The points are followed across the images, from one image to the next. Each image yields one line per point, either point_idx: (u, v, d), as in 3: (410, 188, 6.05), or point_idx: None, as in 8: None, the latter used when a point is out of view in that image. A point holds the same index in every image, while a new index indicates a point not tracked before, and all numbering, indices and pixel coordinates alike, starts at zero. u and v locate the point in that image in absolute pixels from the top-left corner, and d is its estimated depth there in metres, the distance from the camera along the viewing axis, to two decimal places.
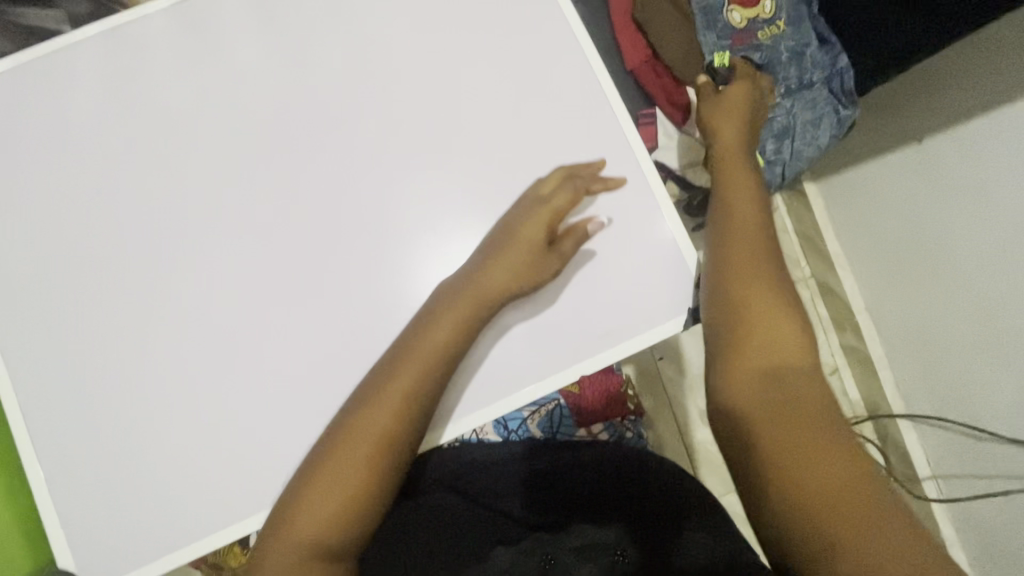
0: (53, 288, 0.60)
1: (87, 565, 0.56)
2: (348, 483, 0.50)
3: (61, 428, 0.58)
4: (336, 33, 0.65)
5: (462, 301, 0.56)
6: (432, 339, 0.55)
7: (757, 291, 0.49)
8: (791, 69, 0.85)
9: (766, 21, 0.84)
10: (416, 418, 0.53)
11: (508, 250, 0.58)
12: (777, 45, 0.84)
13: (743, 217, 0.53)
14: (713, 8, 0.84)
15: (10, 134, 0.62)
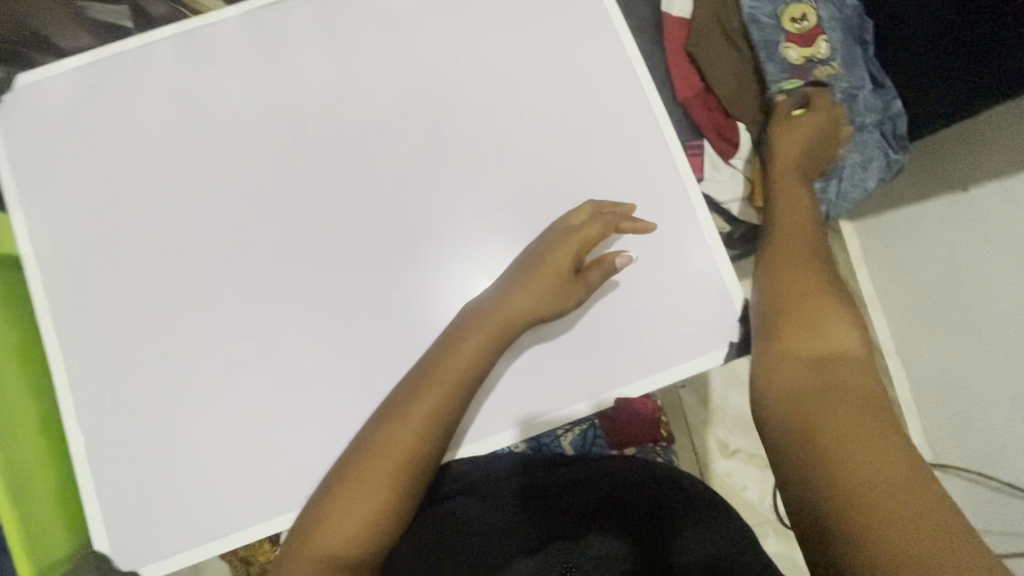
0: (108, 278, 0.62)
1: (122, 550, 0.57)
2: (375, 490, 0.52)
3: (106, 416, 0.59)
4: (398, 49, 0.67)
5: (486, 320, 0.57)
6: (454, 360, 0.56)
7: (819, 302, 0.49)
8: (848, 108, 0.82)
9: (823, 59, 0.83)
10: (442, 430, 0.55)
11: (537, 274, 0.58)
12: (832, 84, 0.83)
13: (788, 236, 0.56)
14: (769, 44, 0.83)
15: (78, 127, 0.64)
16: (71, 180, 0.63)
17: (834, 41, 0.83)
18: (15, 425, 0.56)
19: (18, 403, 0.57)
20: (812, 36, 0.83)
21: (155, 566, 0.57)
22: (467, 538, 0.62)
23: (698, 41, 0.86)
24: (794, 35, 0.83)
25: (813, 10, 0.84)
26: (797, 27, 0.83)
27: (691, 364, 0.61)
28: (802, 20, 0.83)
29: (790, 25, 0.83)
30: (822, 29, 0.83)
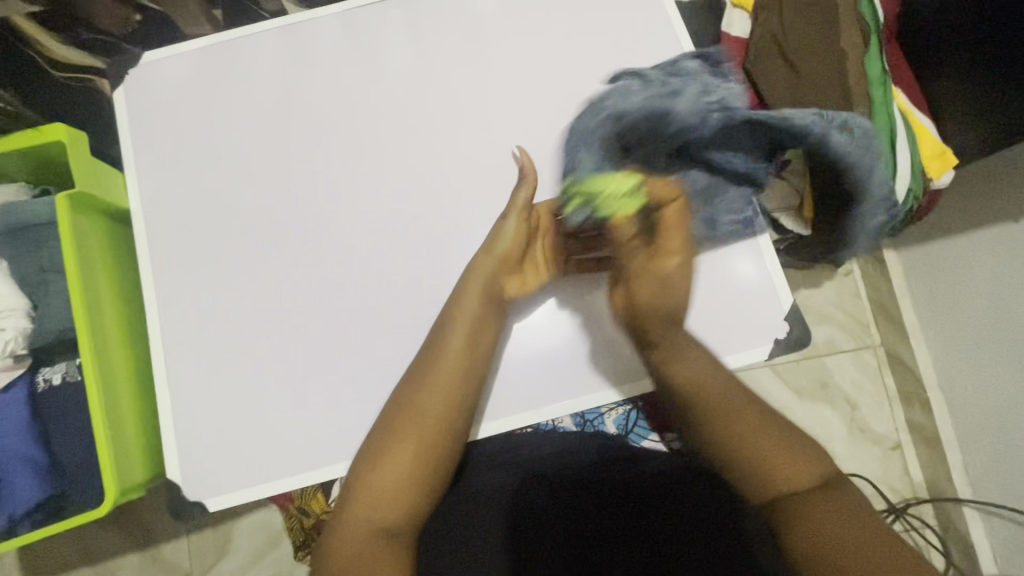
0: (198, 234, 0.68)
1: (194, 481, 0.62)
2: (402, 472, 0.55)
3: (187, 360, 0.64)
4: (476, 49, 0.73)
5: (475, 286, 0.62)
6: (460, 331, 0.60)
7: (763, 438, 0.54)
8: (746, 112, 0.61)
9: (687, 78, 0.62)
10: (463, 402, 0.59)
11: (501, 232, 0.64)
12: (712, 94, 0.59)
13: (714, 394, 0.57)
14: (617, 95, 0.61)
15: (187, 99, 0.71)
16: (174, 145, 0.70)
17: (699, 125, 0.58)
18: (112, 358, 0.61)
19: (115, 339, 0.63)
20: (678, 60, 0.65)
21: (220, 500, 0.61)
22: (481, 515, 0.61)
23: (755, 59, 0.80)
24: (601, 112, 0.61)
25: (614, 95, 0.61)
26: (591, 120, 0.61)
27: (732, 357, 0.64)
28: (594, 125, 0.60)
29: (599, 144, 0.59)
30: (607, 92, 0.63)
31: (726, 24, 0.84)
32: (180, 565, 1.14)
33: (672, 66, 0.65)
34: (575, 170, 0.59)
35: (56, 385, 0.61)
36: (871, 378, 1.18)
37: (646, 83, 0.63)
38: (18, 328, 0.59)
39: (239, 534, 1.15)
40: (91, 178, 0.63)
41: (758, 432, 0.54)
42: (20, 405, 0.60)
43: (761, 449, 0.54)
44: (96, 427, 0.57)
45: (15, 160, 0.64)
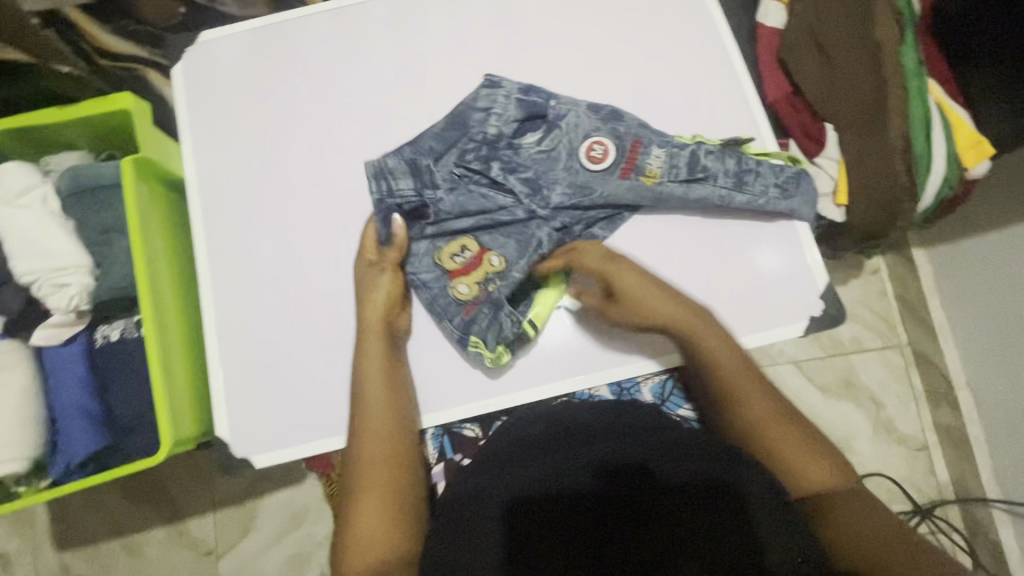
0: (248, 203, 0.70)
1: (242, 437, 0.64)
2: (378, 517, 0.56)
3: (237, 323, 0.67)
4: (518, 31, 0.74)
5: (374, 343, 0.62)
6: (374, 389, 0.61)
7: (789, 432, 0.58)
8: (603, 136, 0.68)
9: (530, 164, 0.68)
10: (403, 422, 0.61)
11: (377, 287, 0.64)
12: (553, 169, 0.68)
13: (739, 379, 0.60)
14: (485, 209, 0.67)
15: (240, 76, 0.74)
16: (229, 119, 0.73)
17: (506, 250, 0.66)
18: (168, 317, 0.64)
19: (170, 299, 0.66)
20: (467, 114, 0.70)
21: (266, 455, 0.64)
22: (480, 510, 0.53)
23: (791, 47, 0.81)
24: (487, 236, 0.66)
25: (478, 206, 0.67)
26: (489, 256, 0.66)
27: (766, 332, 0.65)
28: (463, 251, 0.66)
29: (500, 269, 0.65)
30: (450, 215, 0.66)
31: (761, 13, 0.84)
32: (206, 540, 1.17)
33: (439, 159, 0.68)
34: (476, 321, 0.64)
35: (114, 341, 0.63)
36: (897, 377, 1.18)
37: (415, 188, 0.67)
38: (82, 284, 0.61)
39: (264, 511, 1.17)
40: (153, 145, 0.66)
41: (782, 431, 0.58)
42: (80, 359, 0.63)
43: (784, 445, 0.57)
44: (154, 380, 0.59)
45: (81, 128, 0.67)
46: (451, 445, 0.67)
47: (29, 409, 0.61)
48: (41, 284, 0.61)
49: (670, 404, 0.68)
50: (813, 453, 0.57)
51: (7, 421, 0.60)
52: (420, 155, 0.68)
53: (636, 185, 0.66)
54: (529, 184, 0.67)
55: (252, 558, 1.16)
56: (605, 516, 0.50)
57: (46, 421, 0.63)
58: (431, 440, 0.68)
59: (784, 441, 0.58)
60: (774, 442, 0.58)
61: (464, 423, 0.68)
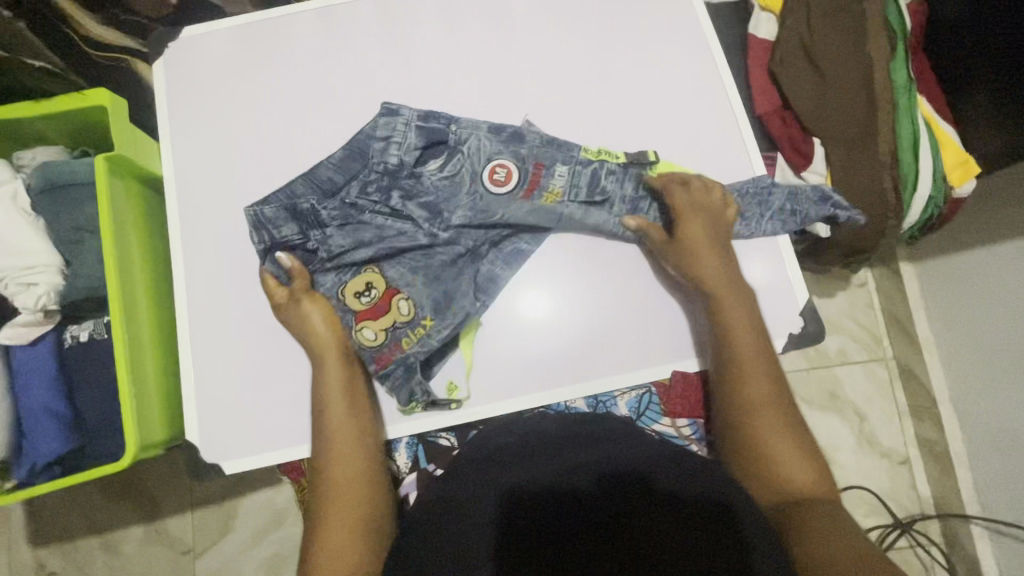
0: (225, 203, 0.69)
1: (214, 442, 0.63)
2: (344, 540, 0.54)
3: (211, 327, 0.65)
4: (505, 35, 0.73)
5: (332, 366, 0.61)
6: (336, 412, 0.60)
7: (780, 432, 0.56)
8: (506, 159, 0.66)
9: (431, 191, 0.66)
10: (369, 445, 0.60)
11: (309, 322, 0.63)
12: (455, 194, 0.66)
13: (750, 362, 0.58)
14: (387, 239, 0.65)
15: (221, 73, 0.73)
16: (209, 117, 0.72)
17: (413, 293, 0.64)
18: (139, 320, 0.63)
19: (143, 301, 0.64)
20: (366, 146, 0.68)
21: (238, 462, 0.63)
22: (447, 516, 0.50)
23: (782, 59, 0.80)
24: (394, 269, 0.64)
25: (376, 238, 0.66)
26: (397, 301, 0.63)
27: None
28: (368, 290, 0.64)
29: (408, 316, 0.63)
30: (349, 248, 0.65)
31: (753, 24, 0.83)
32: (183, 539, 1.15)
33: (332, 197, 0.67)
34: (389, 376, 0.63)
35: (83, 342, 0.62)
36: (881, 391, 1.18)
37: (302, 231, 0.66)
38: (50, 284, 0.60)
39: (244, 512, 1.16)
40: (128, 142, 0.65)
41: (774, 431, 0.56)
42: (47, 360, 0.62)
43: (771, 445, 0.55)
44: (120, 384, 0.58)
45: (55, 122, 0.65)
46: (425, 455, 0.67)
47: None
48: (8, 283, 0.59)
49: (645, 418, 0.68)
50: (802, 458, 0.55)
51: None
52: (311, 194, 0.67)
53: (538, 205, 0.65)
54: (429, 212, 0.66)
55: (231, 558, 1.15)
56: (591, 513, 0.45)
57: (11, 423, 0.61)
58: (404, 449, 0.67)
59: (776, 435, 0.56)
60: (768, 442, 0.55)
61: (439, 432, 0.68)
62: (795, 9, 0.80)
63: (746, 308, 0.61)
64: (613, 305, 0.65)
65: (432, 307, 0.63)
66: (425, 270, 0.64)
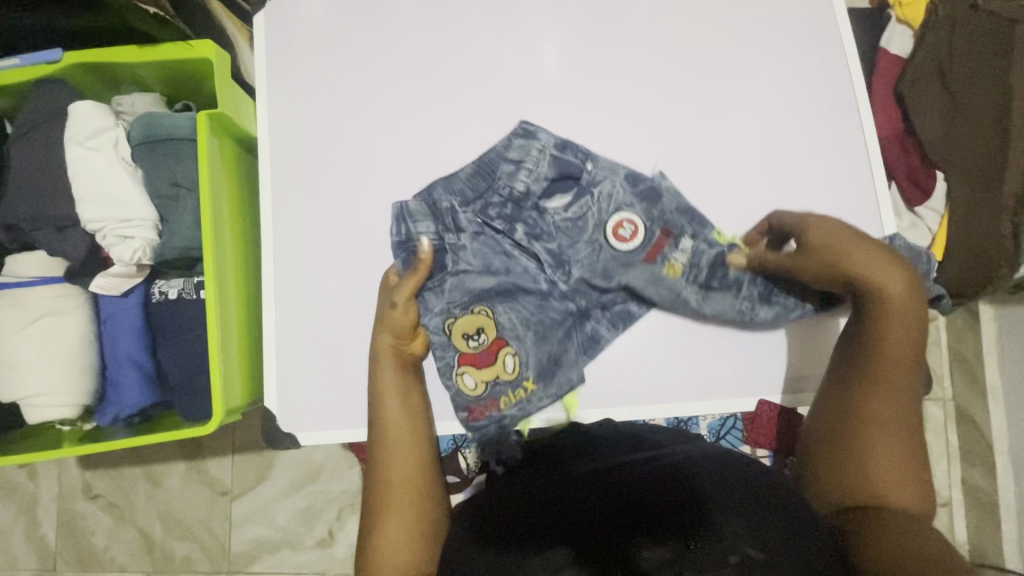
0: (314, 171, 0.67)
1: (290, 413, 0.63)
2: (399, 533, 0.54)
3: (292, 297, 0.64)
4: (623, 22, 0.68)
5: (389, 370, 0.61)
6: (392, 406, 0.60)
7: (890, 452, 0.50)
8: (634, 214, 0.63)
9: (554, 233, 0.64)
10: (421, 433, 0.59)
11: (389, 318, 0.61)
12: (577, 240, 0.63)
13: (886, 379, 0.51)
14: (511, 273, 0.64)
15: (320, 32, 0.69)
16: (304, 77, 0.69)
17: (523, 351, 0.62)
18: (228, 284, 0.62)
19: (232, 264, 0.64)
20: (496, 164, 0.65)
21: (311, 435, 0.63)
22: (512, 499, 0.50)
23: (912, 81, 0.74)
24: (506, 314, 0.62)
25: (501, 267, 0.64)
26: (504, 354, 0.62)
27: None
28: (478, 334, 0.62)
29: (512, 374, 0.62)
30: (471, 271, 0.63)
31: (885, 38, 0.77)
32: (221, 481, 1.19)
33: (467, 203, 0.65)
34: (479, 428, 0.63)
35: (172, 299, 0.62)
36: (933, 431, 1.13)
37: (436, 233, 0.63)
38: (146, 238, 0.59)
39: (280, 464, 1.19)
40: (229, 98, 0.63)
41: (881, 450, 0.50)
42: (136, 312, 0.62)
43: (870, 463, 0.50)
44: (211, 346, 0.59)
45: (156, 69, 0.63)
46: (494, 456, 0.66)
47: (84, 356, 0.61)
48: (105, 234, 0.59)
49: (725, 442, 0.68)
50: (907, 480, 0.49)
51: (63, 366, 0.60)
52: (445, 197, 0.64)
53: (658, 274, 0.62)
54: (552, 257, 0.63)
55: (265, 505, 1.18)
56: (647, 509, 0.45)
57: (98, 370, 0.62)
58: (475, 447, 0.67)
59: (892, 459, 0.50)
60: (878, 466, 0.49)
61: None
62: (935, 26, 0.74)
63: (910, 323, 0.52)
64: (704, 326, 0.63)
65: (535, 364, 0.62)
66: (540, 321, 0.62)
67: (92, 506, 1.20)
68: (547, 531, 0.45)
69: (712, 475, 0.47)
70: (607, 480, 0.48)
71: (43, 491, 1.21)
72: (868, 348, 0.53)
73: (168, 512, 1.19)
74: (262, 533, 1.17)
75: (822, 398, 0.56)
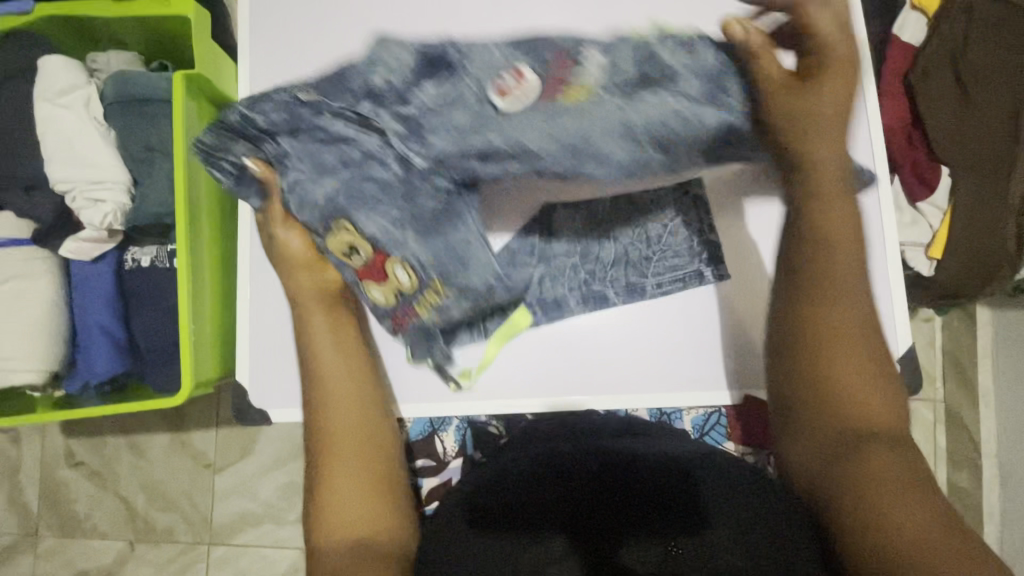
0: None
1: (264, 389, 0.62)
2: (352, 494, 0.50)
3: (267, 270, 0.62)
4: None
5: (317, 318, 0.56)
6: (322, 353, 0.55)
7: (857, 393, 0.45)
8: (521, 64, 0.42)
9: (387, 85, 0.40)
10: (361, 384, 0.55)
11: (287, 253, 0.55)
12: (423, 77, 0.40)
13: (842, 323, 0.47)
14: (336, 152, 0.42)
15: None
16: None
17: (408, 255, 0.44)
18: (202, 254, 0.61)
19: (207, 234, 0.62)
20: (331, 72, 0.52)
21: (284, 413, 0.62)
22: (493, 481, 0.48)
23: (924, 72, 0.71)
24: (367, 218, 0.43)
25: (335, 145, 0.42)
26: (394, 267, 0.47)
27: None
28: (351, 249, 0.48)
29: (411, 283, 0.47)
30: (297, 181, 0.46)
31: (900, 23, 0.73)
32: (205, 454, 1.18)
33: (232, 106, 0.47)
34: (410, 339, 0.56)
35: (144, 266, 0.60)
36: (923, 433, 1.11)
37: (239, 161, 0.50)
38: (118, 203, 0.57)
39: (264, 439, 1.18)
40: (208, 60, 0.60)
41: (849, 396, 0.45)
42: (106, 280, 0.60)
43: (835, 413, 0.45)
44: (182, 317, 0.57)
45: (133, 25, 0.61)
46: (473, 442, 0.64)
47: (53, 322, 0.59)
48: (75, 196, 0.57)
49: (708, 438, 0.64)
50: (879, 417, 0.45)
51: (31, 331, 0.58)
52: (231, 105, 0.48)
53: (559, 106, 0.41)
54: (399, 116, 0.40)
55: (247, 479, 1.17)
56: (637, 504, 0.46)
57: (68, 336, 0.61)
58: (454, 432, 0.64)
59: (857, 399, 0.45)
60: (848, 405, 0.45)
61: (489, 419, 0.64)
62: (952, 14, 0.71)
63: (851, 218, 0.48)
64: (694, 317, 0.61)
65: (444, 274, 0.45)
66: (416, 213, 0.44)
67: (74, 473, 1.20)
68: (534, 519, 0.46)
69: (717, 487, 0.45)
70: (594, 472, 0.47)
71: (27, 459, 1.21)
72: (818, 272, 0.48)
73: (151, 481, 1.19)
74: (244, 506, 1.17)
75: (773, 360, 0.50)
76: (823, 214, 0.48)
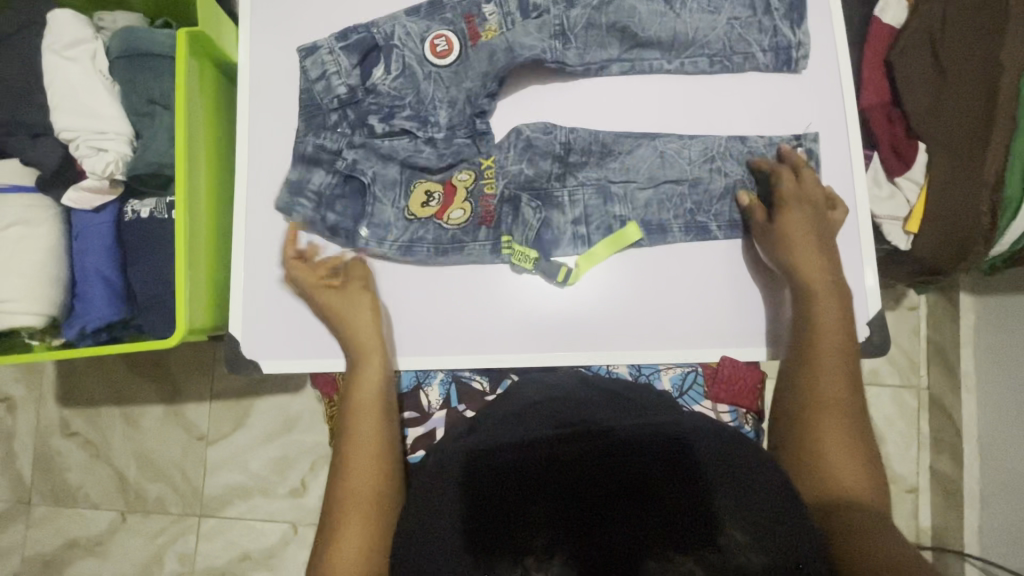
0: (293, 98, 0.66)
1: (254, 339, 0.64)
2: (359, 534, 0.53)
3: (263, 225, 0.65)
4: None
5: (371, 368, 0.60)
6: (371, 419, 0.59)
7: (848, 453, 0.53)
8: (441, 29, 0.66)
9: (398, 96, 0.65)
10: (387, 435, 0.58)
11: (356, 317, 0.61)
12: (418, 87, 0.65)
13: (829, 411, 0.55)
14: (401, 154, 0.65)
15: None
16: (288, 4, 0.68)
17: (479, 174, 0.65)
18: (199, 207, 0.63)
19: (204, 192, 0.64)
20: (310, 93, 0.65)
21: (275, 363, 0.63)
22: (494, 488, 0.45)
23: (901, 52, 0.74)
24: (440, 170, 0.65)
25: (391, 154, 0.64)
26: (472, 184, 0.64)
27: None
28: (430, 196, 0.64)
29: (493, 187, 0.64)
30: (382, 172, 0.64)
31: (880, 6, 0.76)
32: (198, 426, 1.20)
33: (317, 132, 0.65)
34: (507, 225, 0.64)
35: (144, 217, 0.62)
36: (906, 420, 1.11)
37: (322, 189, 0.64)
38: (119, 152, 0.59)
39: (256, 414, 1.20)
40: (213, 21, 0.63)
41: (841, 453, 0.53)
42: (106, 228, 0.62)
43: (837, 475, 0.52)
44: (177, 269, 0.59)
45: None
46: (457, 395, 0.66)
47: (53, 267, 0.61)
48: (79, 144, 0.59)
49: (687, 398, 0.65)
50: (859, 466, 0.53)
51: (32, 274, 0.60)
52: (309, 144, 0.64)
53: (490, 49, 0.65)
54: (416, 115, 0.65)
55: (238, 452, 1.19)
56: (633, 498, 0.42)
57: (66, 282, 0.63)
58: (438, 386, 0.66)
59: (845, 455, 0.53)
60: (831, 470, 0.53)
61: (474, 374, 0.66)
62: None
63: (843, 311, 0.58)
64: (672, 281, 0.64)
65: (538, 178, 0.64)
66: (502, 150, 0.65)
67: (69, 443, 1.21)
68: (533, 520, 0.42)
69: (736, 512, 0.41)
70: (593, 459, 0.44)
71: (21, 426, 1.22)
72: (803, 383, 0.57)
73: (144, 453, 1.20)
74: (234, 479, 1.18)
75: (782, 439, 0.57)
76: (812, 312, 0.58)
